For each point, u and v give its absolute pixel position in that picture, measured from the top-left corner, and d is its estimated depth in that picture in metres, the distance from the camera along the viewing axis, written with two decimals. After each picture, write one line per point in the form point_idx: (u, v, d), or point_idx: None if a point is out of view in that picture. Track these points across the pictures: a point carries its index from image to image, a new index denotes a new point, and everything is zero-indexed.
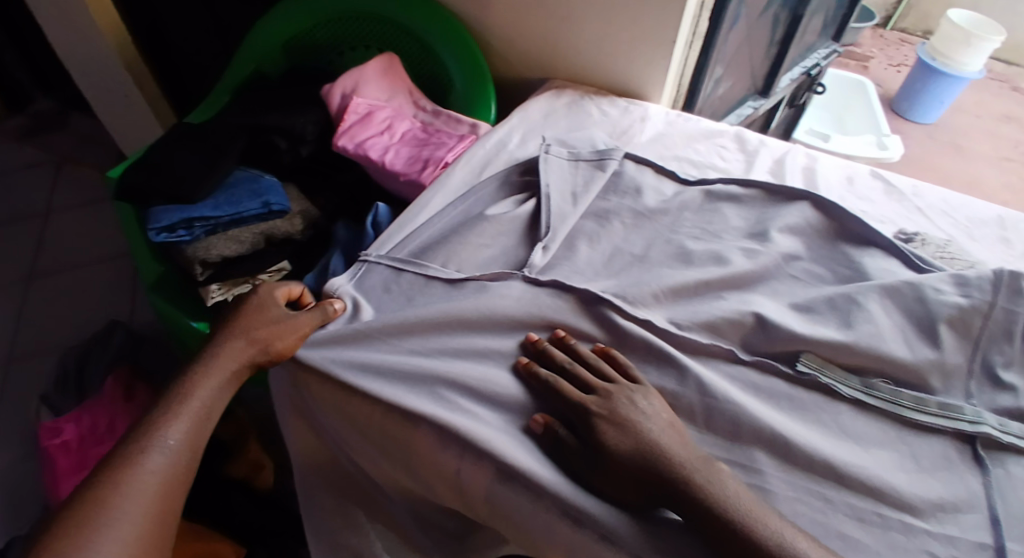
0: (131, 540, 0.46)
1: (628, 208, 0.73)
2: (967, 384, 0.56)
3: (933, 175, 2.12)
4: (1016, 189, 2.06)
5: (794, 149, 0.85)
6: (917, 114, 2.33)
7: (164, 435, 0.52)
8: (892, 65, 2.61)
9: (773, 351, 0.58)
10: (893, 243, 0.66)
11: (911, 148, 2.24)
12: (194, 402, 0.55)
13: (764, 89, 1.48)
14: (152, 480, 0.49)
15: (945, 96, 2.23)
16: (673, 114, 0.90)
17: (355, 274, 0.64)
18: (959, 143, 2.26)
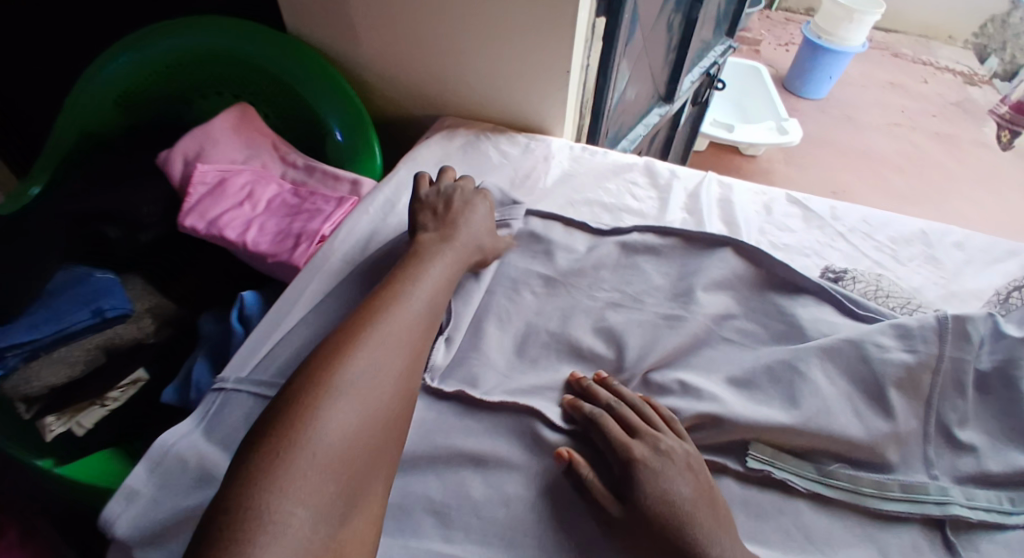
0: (398, 371, 0.47)
1: (538, 274, 0.64)
2: (925, 450, 0.50)
3: (832, 151, 2.19)
4: (907, 154, 2.15)
5: (708, 178, 0.78)
6: (809, 91, 2.39)
7: (420, 282, 0.54)
8: (782, 46, 2.68)
9: (718, 445, 0.51)
10: (823, 286, 0.60)
11: (809, 125, 2.30)
12: (410, 314, 0.51)
13: (667, 94, 1.46)
14: (411, 326, 0.50)
15: (834, 71, 2.29)
16: (577, 148, 0.82)
17: (203, 414, 0.53)
18: (850, 115, 2.34)
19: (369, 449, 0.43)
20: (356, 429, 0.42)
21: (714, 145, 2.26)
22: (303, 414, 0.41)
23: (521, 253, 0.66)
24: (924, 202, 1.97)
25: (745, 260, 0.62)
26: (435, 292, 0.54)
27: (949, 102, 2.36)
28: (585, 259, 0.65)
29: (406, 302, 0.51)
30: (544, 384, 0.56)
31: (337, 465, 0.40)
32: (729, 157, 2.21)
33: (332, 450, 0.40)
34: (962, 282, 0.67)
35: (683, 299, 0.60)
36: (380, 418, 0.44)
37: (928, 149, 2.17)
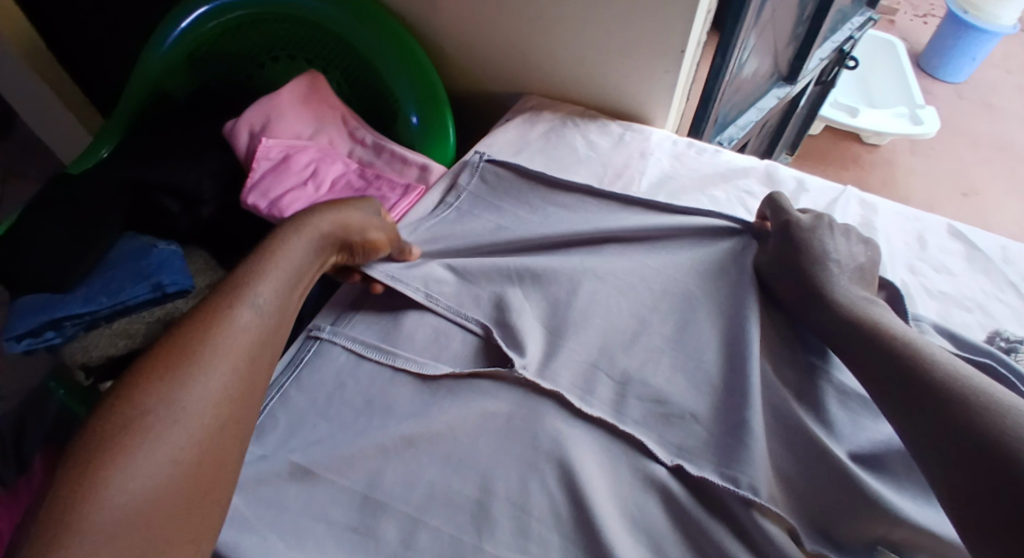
0: (223, 404, 0.36)
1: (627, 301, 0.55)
2: None
3: (968, 143, 1.88)
4: None
5: (848, 192, 0.65)
6: (946, 73, 2.06)
7: (255, 289, 0.42)
8: (919, 17, 2.31)
9: (842, 542, 0.41)
10: (996, 357, 0.48)
11: (943, 111, 1.98)
12: (229, 336, 0.39)
13: (787, 74, 1.27)
14: (244, 341, 0.39)
15: (978, 51, 1.95)
16: (682, 143, 0.72)
17: (299, 362, 0.53)
18: (994, 102, 2.00)
19: (169, 508, 0.31)
20: (157, 484, 0.32)
21: (829, 129, 1.99)
22: (80, 466, 0.30)
23: (608, 268, 0.56)
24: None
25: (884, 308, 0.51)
26: (274, 300, 0.43)
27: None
28: (684, 285, 0.55)
29: (237, 318, 0.40)
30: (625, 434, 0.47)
31: (115, 539, 0.29)
32: (845, 145, 1.94)
33: (116, 526, 0.29)
34: None
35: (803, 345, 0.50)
36: (193, 461, 0.33)
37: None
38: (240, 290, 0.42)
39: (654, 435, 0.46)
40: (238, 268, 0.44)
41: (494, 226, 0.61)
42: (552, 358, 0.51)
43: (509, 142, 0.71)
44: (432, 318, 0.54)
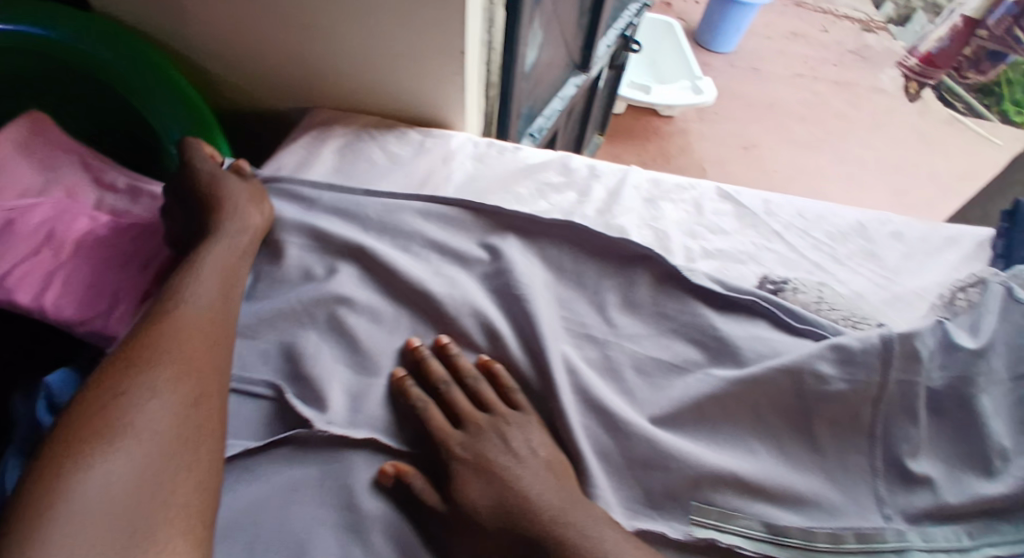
0: (181, 391, 0.43)
1: (466, 323, 0.56)
2: (875, 486, 0.50)
3: (744, 104, 2.17)
4: (812, 104, 2.18)
5: (632, 173, 0.73)
6: (719, 43, 2.33)
7: (191, 295, 0.51)
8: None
9: (659, 506, 0.48)
10: (767, 304, 0.58)
11: (721, 78, 2.26)
12: (181, 336, 0.47)
13: (582, 62, 1.36)
14: (186, 338, 0.47)
15: (739, 21, 2.24)
16: (481, 143, 0.72)
17: None
18: (757, 67, 2.33)
19: (152, 476, 0.38)
20: (148, 446, 0.39)
21: (632, 107, 2.18)
22: (70, 440, 0.38)
23: (412, 291, 0.57)
24: (831, 153, 1.99)
25: (657, 281, 0.61)
26: (211, 302, 0.51)
27: (849, 51, 2.40)
28: (506, 296, 0.58)
29: (181, 316, 0.49)
30: None
31: (134, 477, 0.38)
32: (646, 119, 2.13)
33: (125, 474, 0.37)
34: (904, 281, 0.65)
35: (612, 331, 0.58)
36: (162, 440, 0.40)
37: (832, 100, 2.20)
38: (178, 298, 0.50)
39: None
40: (167, 283, 0.52)
41: (290, 269, 0.58)
42: (364, 396, 0.51)
43: (294, 165, 0.66)
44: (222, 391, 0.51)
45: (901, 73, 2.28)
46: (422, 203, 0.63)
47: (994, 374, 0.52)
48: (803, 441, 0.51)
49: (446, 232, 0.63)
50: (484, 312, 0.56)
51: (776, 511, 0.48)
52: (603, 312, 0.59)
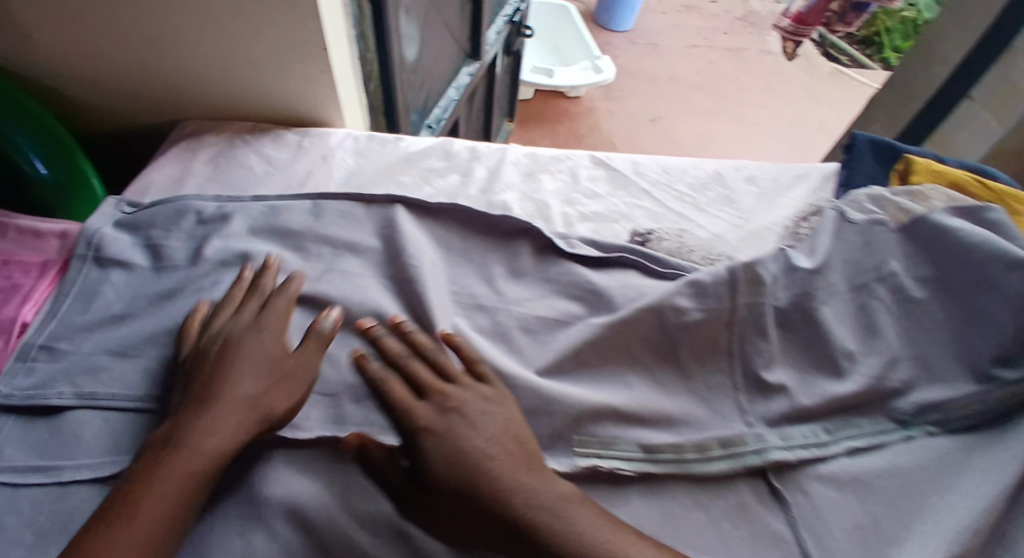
0: None
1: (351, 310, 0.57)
2: (737, 399, 0.57)
3: (646, 77, 2.29)
4: (708, 72, 2.32)
5: (511, 151, 0.77)
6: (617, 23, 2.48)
7: (203, 442, 0.45)
8: None
9: (549, 447, 0.53)
10: (632, 256, 0.64)
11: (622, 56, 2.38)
12: (161, 497, 0.42)
13: (472, 50, 1.39)
14: (159, 507, 0.41)
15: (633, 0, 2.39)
16: (360, 137, 0.74)
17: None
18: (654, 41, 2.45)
19: None
20: None
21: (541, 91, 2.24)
22: None
23: (301, 287, 0.59)
24: (729, 115, 2.11)
25: (538, 248, 0.66)
26: (214, 462, 0.44)
27: (736, 20, 2.58)
28: (394, 278, 0.61)
29: (176, 473, 0.43)
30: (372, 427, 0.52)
31: None
32: (554, 102, 2.20)
33: None
34: (759, 218, 0.73)
35: (499, 298, 0.61)
36: None
37: (726, 66, 2.35)
38: (189, 436, 0.45)
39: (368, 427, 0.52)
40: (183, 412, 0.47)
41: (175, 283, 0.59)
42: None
43: (167, 180, 0.67)
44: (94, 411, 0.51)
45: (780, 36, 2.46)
46: (304, 201, 0.65)
47: (832, 286, 0.60)
48: (673, 367, 0.58)
49: (335, 225, 0.64)
50: (366, 293, 0.59)
51: (651, 432, 0.54)
52: (490, 279, 0.63)
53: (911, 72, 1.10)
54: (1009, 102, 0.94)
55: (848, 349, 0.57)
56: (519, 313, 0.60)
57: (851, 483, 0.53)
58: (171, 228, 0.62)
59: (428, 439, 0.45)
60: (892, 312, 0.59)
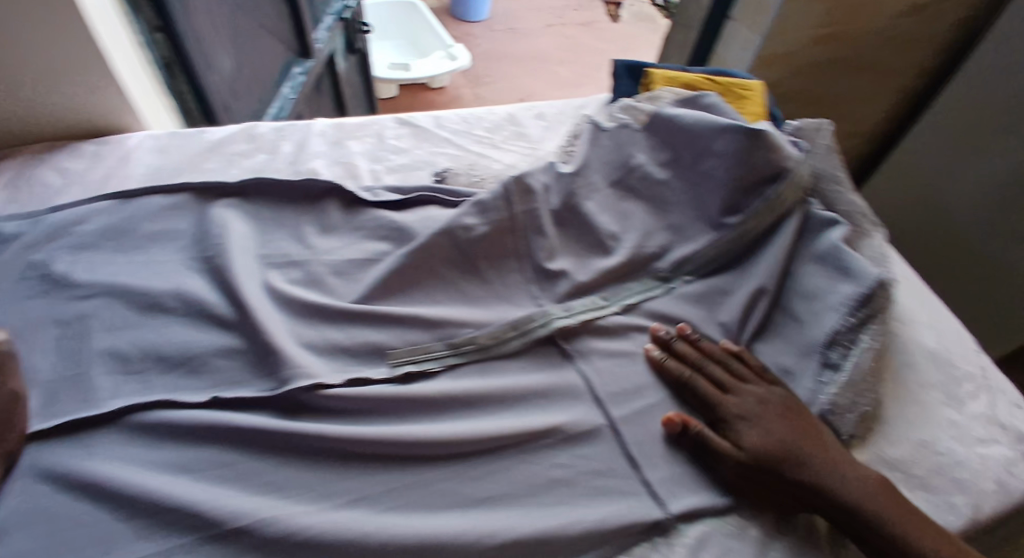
0: None
1: (173, 286, 0.62)
2: (531, 290, 0.67)
3: (503, 62, 2.48)
4: (559, 49, 2.55)
5: (315, 125, 0.83)
6: (472, 14, 2.69)
7: None
8: None
9: (365, 360, 0.59)
10: (428, 192, 0.72)
11: (479, 46, 2.57)
12: None
13: (302, 49, 1.41)
14: None
15: None
16: (162, 137, 0.79)
17: None
18: (511, 28, 2.68)
19: None
20: None
21: (406, 87, 2.34)
22: None
23: (116, 277, 0.63)
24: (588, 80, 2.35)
25: (345, 204, 0.71)
26: None
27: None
28: (207, 252, 0.65)
29: None
30: (194, 380, 0.57)
31: None
32: (421, 94, 2.31)
33: None
34: (545, 146, 0.84)
35: (310, 250, 0.67)
36: None
37: (580, 39, 2.62)
38: None
39: (179, 386, 0.56)
40: None
41: None
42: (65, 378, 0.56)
43: None
44: None
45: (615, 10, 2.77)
46: (107, 201, 0.69)
47: (593, 185, 0.73)
48: (473, 276, 0.67)
49: (150, 220, 0.69)
50: (176, 274, 0.64)
51: (458, 331, 0.61)
52: (301, 236, 0.68)
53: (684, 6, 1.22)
54: (759, 15, 1.04)
55: (612, 232, 0.70)
56: (330, 261, 0.66)
57: (625, 332, 0.63)
58: None
59: (743, 424, 0.53)
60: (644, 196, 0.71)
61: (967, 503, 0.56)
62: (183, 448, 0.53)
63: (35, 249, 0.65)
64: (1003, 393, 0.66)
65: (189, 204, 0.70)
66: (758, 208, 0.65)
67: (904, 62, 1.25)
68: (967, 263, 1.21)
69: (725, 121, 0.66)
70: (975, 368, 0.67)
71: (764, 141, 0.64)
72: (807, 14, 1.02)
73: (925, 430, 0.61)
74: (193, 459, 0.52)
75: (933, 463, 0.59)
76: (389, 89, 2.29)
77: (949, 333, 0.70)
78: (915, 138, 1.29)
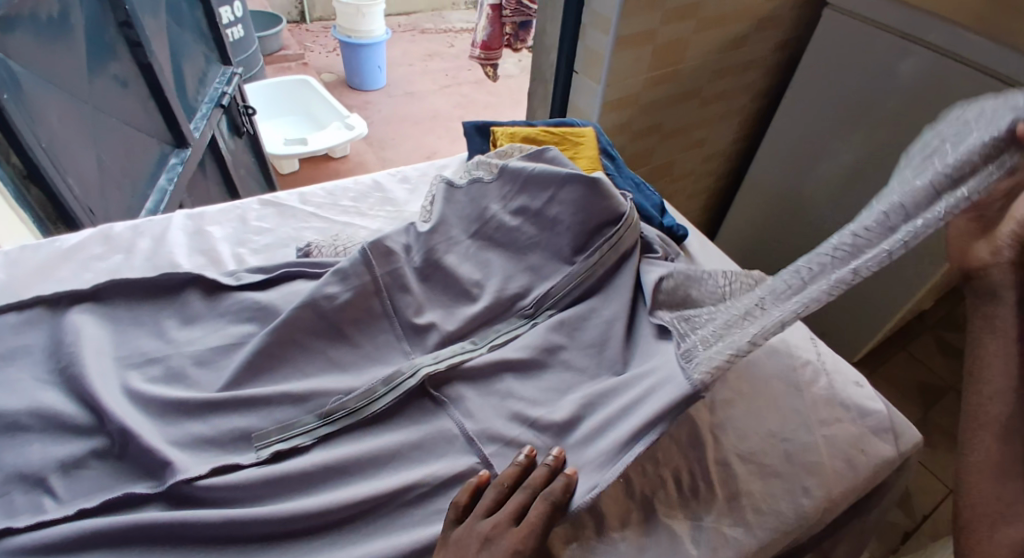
0: None
1: (22, 403, 0.59)
2: (402, 347, 0.68)
3: (403, 125, 2.56)
4: (456, 107, 2.67)
5: (175, 218, 0.83)
6: (369, 83, 2.77)
7: None
8: (331, 51, 3.17)
9: (232, 445, 0.58)
10: (292, 267, 0.74)
11: (378, 112, 2.64)
12: None
13: (178, 139, 1.40)
14: None
15: (378, 60, 2.70)
16: (7, 249, 0.77)
17: None
18: (408, 92, 2.79)
19: None
20: None
21: (308, 160, 2.37)
22: None
23: None
24: None
25: (207, 291, 0.72)
26: None
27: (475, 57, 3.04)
28: (59, 362, 0.63)
29: None
30: (45, 497, 0.54)
31: None
32: (323, 165, 2.34)
33: None
34: (410, 208, 0.88)
35: (170, 344, 0.66)
36: None
37: (475, 96, 2.75)
38: None
39: (29, 509, 0.53)
40: None
41: None
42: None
43: None
44: None
45: (506, 65, 2.95)
46: None
47: (452, 238, 0.76)
48: (342, 342, 0.68)
49: None
50: (26, 389, 0.61)
51: (326, 399, 0.62)
52: (162, 331, 0.68)
53: (539, 59, 1.32)
54: (595, 66, 1.15)
55: (475, 279, 0.74)
56: (193, 352, 0.65)
57: (494, 373, 0.66)
58: None
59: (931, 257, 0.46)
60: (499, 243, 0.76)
61: (817, 484, 0.62)
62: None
63: None
64: (841, 372, 0.73)
65: (38, 313, 0.68)
66: (600, 248, 0.71)
67: (742, 87, 1.40)
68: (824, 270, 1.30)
69: (553, 170, 0.74)
70: (812, 353, 0.75)
71: (599, 188, 0.71)
72: (639, 58, 1.14)
73: (776, 422, 0.66)
74: None
75: (783, 450, 0.64)
76: (289, 165, 2.30)
77: (791, 328, 0.78)
78: (762, 153, 1.39)
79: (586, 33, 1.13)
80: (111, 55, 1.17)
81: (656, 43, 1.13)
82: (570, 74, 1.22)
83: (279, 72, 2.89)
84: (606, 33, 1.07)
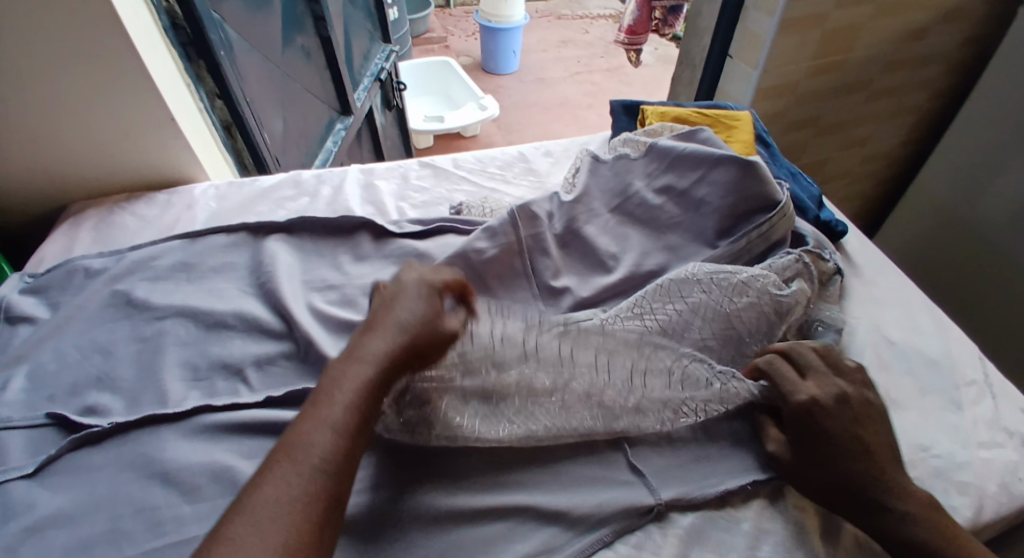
0: None
1: (229, 309, 0.72)
2: (538, 306, 0.73)
3: (533, 109, 2.63)
4: (586, 94, 2.69)
5: (349, 171, 0.95)
6: (502, 68, 2.87)
7: None
8: (470, 35, 3.32)
9: None
10: (446, 222, 0.82)
11: (509, 95, 2.74)
12: None
13: (343, 107, 1.56)
14: None
15: (514, 46, 2.78)
16: (221, 186, 0.93)
17: None
18: (540, 77, 2.86)
19: None
20: None
21: (441, 137, 2.52)
22: None
23: (183, 301, 0.74)
24: None
25: (374, 236, 0.82)
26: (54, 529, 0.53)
27: (609, 45, 3.04)
28: (258, 280, 0.76)
29: None
30: (243, 385, 0.66)
31: None
32: (456, 143, 2.48)
33: None
34: (551, 180, 0.94)
35: (343, 276, 0.77)
36: None
37: (606, 83, 2.76)
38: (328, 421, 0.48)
39: (232, 393, 0.65)
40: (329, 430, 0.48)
41: (82, 318, 0.73)
42: (136, 387, 0.66)
43: (58, 249, 0.84)
44: (15, 431, 0.62)
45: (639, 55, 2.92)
46: (177, 240, 0.82)
47: (593, 211, 0.80)
48: (485, 293, 0.74)
49: (211, 254, 0.81)
50: (232, 298, 0.74)
51: None
52: (336, 266, 0.78)
53: (690, 47, 1.32)
54: (754, 51, 1.12)
55: (612, 251, 0.76)
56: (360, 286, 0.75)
57: None
58: (68, 286, 0.77)
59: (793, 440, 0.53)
60: (639, 220, 0.79)
61: (968, 504, 0.58)
62: (237, 440, 0.61)
63: (118, 281, 0.77)
64: (1010, 398, 0.67)
65: (244, 238, 0.82)
66: (748, 233, 0.71)
67: (915, 85, 1.28)
68: (994, 288, 1.20)
69: (708, 153, 0.75)
70: (979, 373, 0.70)
71: (755, 171, 0.72)
72: (803, 45, 1.10)
73: (927, 435, 0.63)
74: (243, 450, 0.60)
75: (932, 465, 0.61)
76: (425, 140, 2.46)
77: (949, 340, 0.73)
78: (936, 155, 1.27)
79: (747, 14, 1.11)
80: (299, 29, 1.34)
81: (823, 29, 1.08)
82: (725, 58, 1.21)
83: (423, 53, 3.08)
84: (771, 14, 1.05)
